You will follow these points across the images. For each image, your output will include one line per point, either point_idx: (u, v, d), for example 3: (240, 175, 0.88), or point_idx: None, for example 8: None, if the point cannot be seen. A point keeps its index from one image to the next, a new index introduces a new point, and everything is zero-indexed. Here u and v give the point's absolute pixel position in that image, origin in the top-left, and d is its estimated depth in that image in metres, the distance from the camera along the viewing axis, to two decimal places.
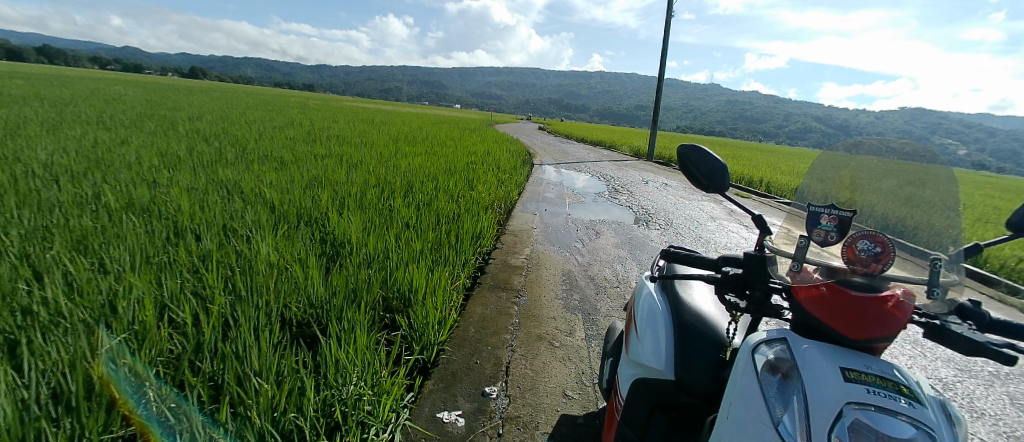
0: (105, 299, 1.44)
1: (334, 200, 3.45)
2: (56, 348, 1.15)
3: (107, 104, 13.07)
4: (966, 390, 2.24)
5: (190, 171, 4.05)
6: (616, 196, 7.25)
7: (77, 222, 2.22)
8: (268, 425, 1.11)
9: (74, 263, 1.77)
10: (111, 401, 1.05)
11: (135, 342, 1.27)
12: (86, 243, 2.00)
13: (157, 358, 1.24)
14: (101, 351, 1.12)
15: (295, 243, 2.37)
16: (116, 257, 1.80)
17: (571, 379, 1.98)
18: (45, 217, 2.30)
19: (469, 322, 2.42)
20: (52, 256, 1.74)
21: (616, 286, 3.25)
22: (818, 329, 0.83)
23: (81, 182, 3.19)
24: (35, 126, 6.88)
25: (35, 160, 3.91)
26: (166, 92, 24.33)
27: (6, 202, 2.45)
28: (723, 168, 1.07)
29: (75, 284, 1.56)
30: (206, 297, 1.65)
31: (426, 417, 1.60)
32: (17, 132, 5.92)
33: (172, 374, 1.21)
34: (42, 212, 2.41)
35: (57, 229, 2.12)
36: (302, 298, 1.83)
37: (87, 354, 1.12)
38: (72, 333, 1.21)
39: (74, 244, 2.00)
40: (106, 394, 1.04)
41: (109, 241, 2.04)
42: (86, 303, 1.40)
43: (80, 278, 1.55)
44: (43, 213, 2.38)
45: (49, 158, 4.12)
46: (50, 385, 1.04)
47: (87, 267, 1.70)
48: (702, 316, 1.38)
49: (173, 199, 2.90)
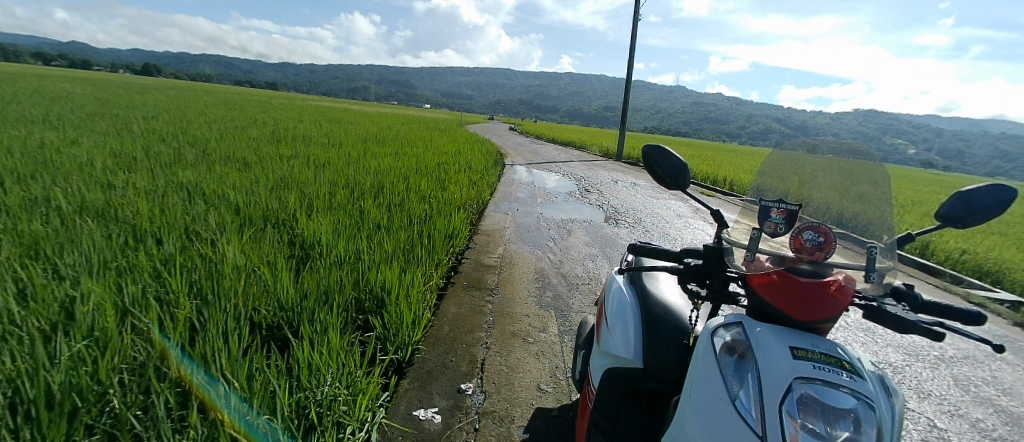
0: (61, 306, 1.37)
1: (302, 202, 3.37)
2: (10, 357, 1.09)
3: (47, 101, 12.24)
4: (913, 373, 2.45)
5: (147, 173, 3.84)
6: (587, 195, 7.42)
7: (26, 226, 2.09)
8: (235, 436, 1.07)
9: (24, 269, 1.68)
10: (73, 410, 1.01)
11: (97, 350, 1.22)
12: (38, 248, 1.89)
13: (122, 365, 1.20)
14: (61, 359, 1.08)
15: (263, 245, 2.31)
16: (71, 262, 1.71)
17: (546, 374, 2.03)
18: None
19: (443, 321, 2.43)
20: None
21: (588, 283, 3.35)
22: (770, 313, 0.90)
23: (28, 185, 2.99)
24: None
25: None
26: (112, 89, 22.81)
27: None
28: (685, 167, 1.13)
29: (27, 291, 1.48)
30: (170, 302, 1.60)
31: (403, 415, 1.60)
32: None
33: (137, 382, 1.18)
34: None
35: (3, 235, 1.99)
36: (271, 301, 1.80)
37: (43, 363, 1.06)
38: (27, 341, 1.16)
39: (24, 250, 1.88)
40: (68, 403, 0.99)
41: (63, 245, 1.93)
42: (40, 310, 1.33)
43: (33, 284, 1.47)
44: None
45: None
46: (6, 396, 0.99)
47: (41, 273, 1.61)
48: (667, 306, 1.46)
49: (130, 201, 2.75)
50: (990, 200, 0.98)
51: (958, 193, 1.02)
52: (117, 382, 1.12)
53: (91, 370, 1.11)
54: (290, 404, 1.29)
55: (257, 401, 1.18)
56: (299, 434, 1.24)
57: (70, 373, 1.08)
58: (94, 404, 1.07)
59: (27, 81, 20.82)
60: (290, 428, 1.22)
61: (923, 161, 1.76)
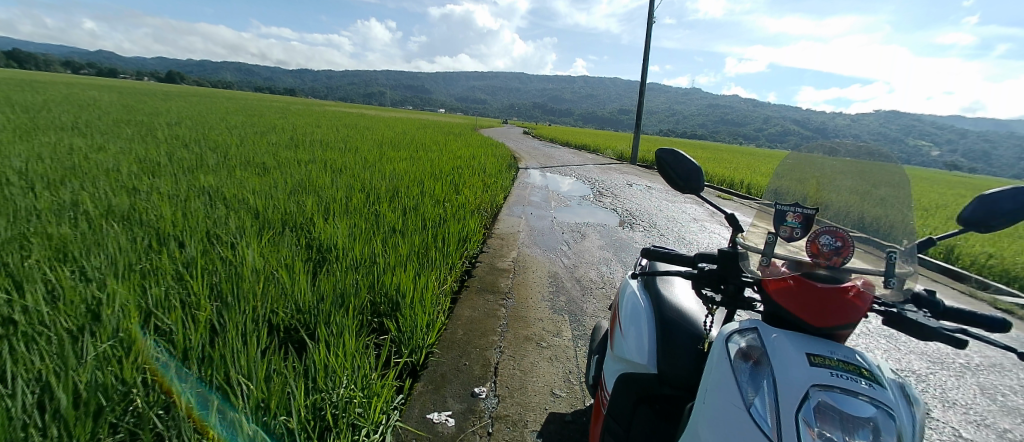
0: (88, 307, 1.43)
1: (319, 206, 3.44)
2: (40, 356, 1.15)
3: (78, 108, 12.76)
4: (938, 381, 2.36)
5: (170, 178, 3.97)
6: (601, 199, 7.37)
7: (56, 230, 2.19)
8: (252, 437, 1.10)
9: (55, 271, 1.76)
10: (98, 408, 1.06)
11: (121, 350, 1.27)
12: (66, 251, 1.97)
13: (144, 365, 1.26)
14: (87, 359, 1.14)
15: (281, 249, 2.37)
16: (98, 265, 1.79)
17: (560, 378, 2.03)
18: (21, 225, 2.27)
19: (457, 324, 2.44)
20: (30, 265, 1.72)
21: (602, 287, 3.32)
22: (786, 319, 0.89)
23: (59, 190, 3.12)
24: (4, 132, 6.66)
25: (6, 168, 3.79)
26: (139, 96, 23.67)
27: None
28: (698, 170, 1.12)
29: (57, 293, 1.55)
30: (191, 304, 1.66)
31: (417, 418, 1.62)
32: None
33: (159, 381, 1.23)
34: (17, 220, 2.36)
35: (35, 238, 2.09)
36: (289, 304, 1.85)
37: (70, 363, 1.11)
38: (56, 341, 1.22)
39: (54, 253, 1.97)
40: (94, 402, 1.04)
41: (89, 249, 2.02)
42: (69, 311, 1.40)
43: (62, 286, 1.54)
44: (19, 221, 2.33)
45: (21, 165, 4.00)
46: (35, 394, 1.05)
47: (69, 276, 1.68)
48: (682, 311, 1.45)
49: (154, 206, 2.85)
50: (1014, 204, 0.95)
51: (981, 196, 0.98)
52: (140, 382, 1.17)
53: (115, 370, 1.17)
54: (307, 406, 1.32)
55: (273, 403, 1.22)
56: (314, 434, 1.26)
57: (96, 373, 1.13)
58: (117, 403, 1.12)
59: (60, 90, 21.73)
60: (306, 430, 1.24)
61: (948, 163, 1.70)
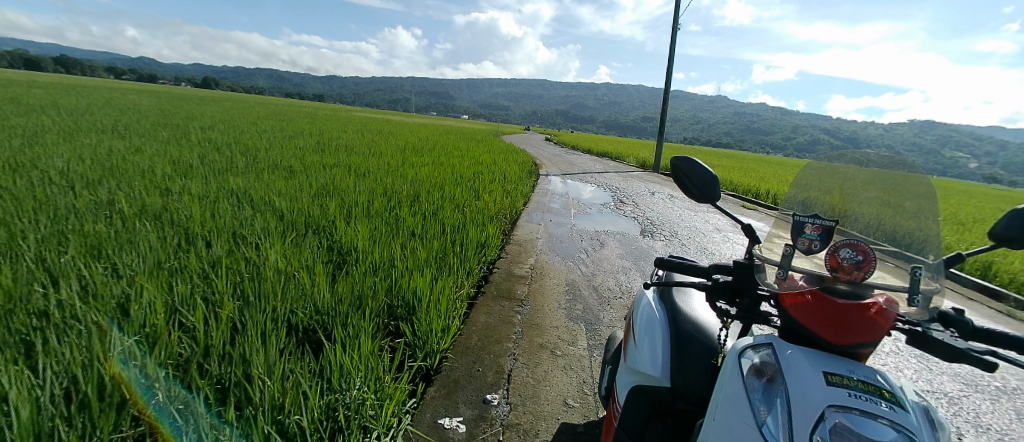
0: (118, 302, 1.51)
1: (341, 209, 3.52)
2: (70, 348, 1.22)
3: (122, 112, 13.50)
4: (972, 405, 2.21)
5: (201, 179, 4.14)
6: (622, 207, 7.29)
7: (93, 228, 2.32)
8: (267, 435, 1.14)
9: (89, 267, 1.86)
10: (122, 401, 1.12)
11: (147, 345, 1.34)
12: (101, 248, 2.08)
13: (168, 360, 1.32)
14: (114, 352, 1.20)
15: (303, 250, 2.43)
16: (129, 263, 1.88)
17: (573, 388, 2.00)
18: (62, 223, 2.41)
19: (472, 330, 2.45)
20: (68, 261, 1.83)
21: (619, 297, 3.27)
22: (803, 335, 0.86)
23: (98, 189, 3.30)
24: (54, 134, 7.09)
25: (52, 168, 4.04)
26: (178, 101, 24.87)
27: (23, 209, 2.55)
28: (714, 179, 1.10)
29: (90, 288, 1.64)
30: (215, 302, 1.73)
31: (428, 423, 1.63)
32: (38, 141, 6.11)
33: (181, 376, 1.29)
34: (58, 218, 2.51)
35: (73, 235, 2.21)
36: (308, 305, 1.89)
37: (98, 356, 1.18)
38: (88, 334, 1.29)
39: (90, 249, 2.08)
40: (118, 395, 1.10)
41: (122, 247, 2.12)
42: (100, 306, 1.48)
43: (95, 281, 1.63)
44: (60, 219, 2.48)
45: (65, 166, 4.25)
46: (64, 385, 1.11)
47: (101, 272, 1.78)
48: (698, 323, 1.41)
49: (184, 206, 2.98)
50: None
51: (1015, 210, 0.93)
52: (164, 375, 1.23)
53: (140, 363, 1.23)
54: (321, 406, 1.35)
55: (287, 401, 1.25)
56: (326, 435, 1.29)
57: (121, 365, 1.19)
58: None
59: (107, 95, 23.05)
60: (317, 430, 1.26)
61: (987, 175, 1.61)
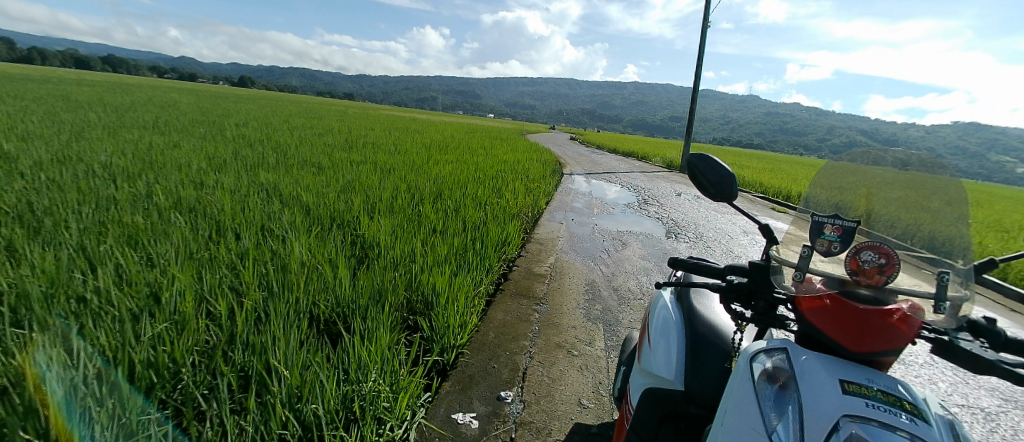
0: (151, 290, 1.60)
1: (366, 205, 3.60)
2: (105, 333, 1.30)
3: (164, 110, 14.22)
4: (1012, 422, 2.07)
5: (234, 174, 4.32)
6: (645, 208, 7.17)
7: (131, 219, 2.45)
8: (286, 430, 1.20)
9: (127, 256, 1.98)
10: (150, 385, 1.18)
11: (175, 332, 1.41)
12: (137, 238, 2.21)
13: (194, 346, 1.39)
14: (145, 338, 1.27)
15: (327, 244, 2.51)
16: (163, 253, 1.99)
17: (588, 388, 1.99)
18: (103, 213, 2.57)
19: (490, 327, 2.46)
20: (106, 250, 1.95)
21: (640, 298, 3.22)
22: (820, 341, 0.82)
23: (137, 182, 3.49)
24: (100, 130, 7.50)
25: (97, 161, 4.29)
26: (214, 99, 25.97)
27: (69, 200, 2.73)
28: (731, 177, 1.06)
29: (125, 276, 1.74)
30: (242, 292, 1.81)
31: (442, 417, 1.65)
32: (86, 136, 6.50)
33: (206, 363, 1.35)
34: (100, 209, 2.66)
35: (114, 225, 2.35)
36: (330, 297, 1.95)
37: (130, 341, 1.25)
38: (121, 320, 1.36)
39: (128, 238, 2.22)
40: (146, 379, 1.17)
41: (157, 237, 2.25)
42: (135, 293, 1.57)
43: (130, 270, 1.74)
44: (103, 210, 2.64)
45: (109, 159, 4.51)
46: None
47: (137, 260, 1.89)
48: (715, 326, 1.37)
49: (217, 200, 3.11)
50: None
51: None
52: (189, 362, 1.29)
53: (168, 349, 1.30)
54: (338, 396, 1.37)
55: (305, 391, 1.30)
56: (342, 425, 1.32)
57: (150, 351, 1.26)
58: (168, 380, 1.24)
59: (150, 94, 24.27)
60: (332, 421, 1.29)
61: None
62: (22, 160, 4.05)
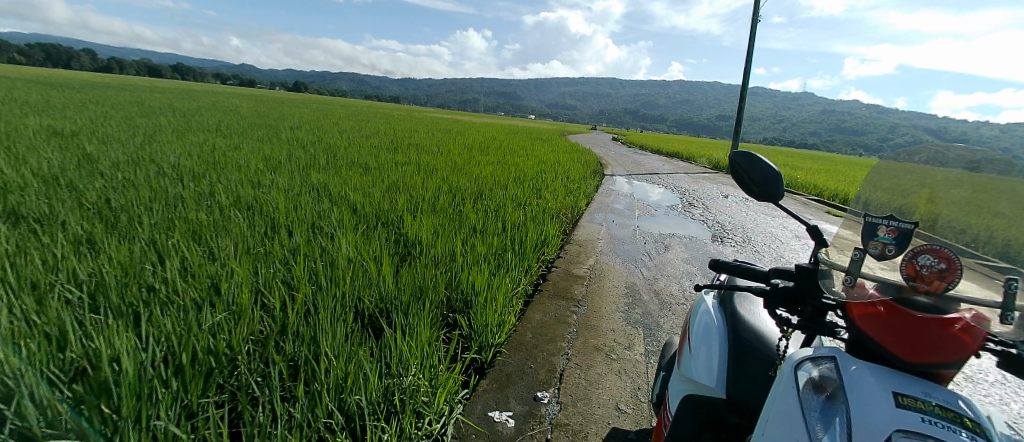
0: (211, 282, 1.80)
1: (410, 204, 3.76)
2: (170, 321, 1.46)
3: (229, 115, 15.47)
4: None
5: (288, 175, 4.64)
6: (689, 210, 6.91)
7: (195, 216, 2.72)
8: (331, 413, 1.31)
9: (191, 250, 2.21)
10: (209, 370, 1.32)
11: (232, 321, 1.57)
12: (200, 233, 2.45)
13: (249, 336, 1.54)
14: (205, 327, 1.43)
15: (372, 242, 2.65)
16: (222, 247, 2.21)
17: (626, 393, 1.97)
18: (171, 211, 2.85)
19: (528, 327, 2.50)
20: (172, 244, 2.19)
21: (682, 303, 3.14)
22: (872, 350, 0.79)
23: (201, 182, 3.84)
24: (169, 133, 8.23)
25: (165, 162, 4.75)
26: (274, 104, 27.91)
27: (141, 198, 3.06)
28: (777, 176, 1.04)
29: (189, 268, 1.95)
30: (293, 286, 1.97)
31: (479, 414, 1.70)
32: (156, 139, 7.16)
33: (258, 352, 1.49)
34: (169, 207, 2.96)
35: (179, 222, 2.61)
36: (374, 292, 2.07)
37: (191, 329, 1.40)
38: (186, 310, 1.54)
39: (192, 233, 2.48)
40: (205, 364, 1.31)
41: (217, 232, 2.49)
42: (197, 284, 1.77)
43: (193, 262, 1.95)
44: (172, 207, 2.96)
45: (176, 161, 4.97)
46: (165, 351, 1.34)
47: (199, 254, 2.11)
48: (760, 334, 1.32)
49: (272, 199, 3.36)
50: None
51: None
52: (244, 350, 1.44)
53: (226, 338, 1.44)
54: (381, 389, 1.46)
55: (348, 383, 1.40)
56: (383, 417, 1.40)
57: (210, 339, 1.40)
58: (226, 367, 1.39)
59: (218, 100, 26.43)
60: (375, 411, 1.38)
61: None
62: (103, 162, 4.55)
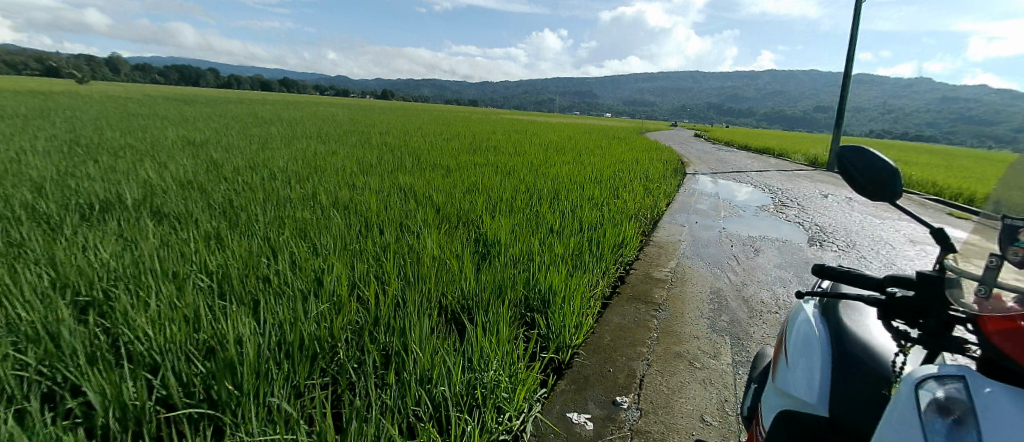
0: (315, 275, 2.16)
1: (489, 204, 3.95)
2: (282, 309, 1.78)
3: (329, 124, 17.38)
4: None
5: (379, 177, 5.14)
6: (787, 211, 6.25)
7: (300, 215, 3.16)
8: (414, 395, 1.49)
9: (298, 246, 2.59)
10: (313, 355, 1.59)
11: (334, 311, 1.88)
12: (305, 230, 2.87)
13: (348, 325, 1.81)
14: (310, 315, 1.72)
15: (455, 241, 2.85)
16: (324, 244, 2.58)
17: (712, 405, 1.88)
18: (282, 211, 3.35)
19: (606, 329, 2.51)
20: (282, 241, 2.60)
21: (774, 312, 2.89)
22: (1009, 369, 0.70)
23: (306, 184, 4.43)
24: (277, 141, 9.48)
25: (277, 167, 5.53)
26: (367, 112, 30.74)
27: (258, 200, 3.64)
28: (896, 173, 0.95)
29: (297, 262, 2.32)
30: (384, 280, 2.23)
31: (557, 414, 1.76)
32: (267, 147, 8.30)
33: (354, 340, 1.74)
34: (280, 207, 3.48)
35: (288, 221, 3.05)
36: (457, 289, 2.24)
37: (298, 318, 1.69)
38: (295, 301, 1.85)
39: (300, 230, 2.90)
40: (309, 349, 1.57)
41: (318, 230, 2.89)
42: (304, 276, 2.13)
43: (300, 258, 2.31)
44: (284, 207, 3.47)
45: (285, 166, 5.75)
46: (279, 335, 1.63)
47: (305, 249, 2.48)
48: (872, 350, 1.19)
49: (364, 200, 3.77)
50: None
51: None
52: (343, 338, 1.69)
53: (328, 326, 1.72)
54: (463, 383, 1.60)
55: (432, 374, 1.55)
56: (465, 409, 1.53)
57: (315, 327, 1.68)
58: (328, 352, 1.65)
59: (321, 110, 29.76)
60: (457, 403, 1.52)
61: None
62: (230, 168, 5.42)
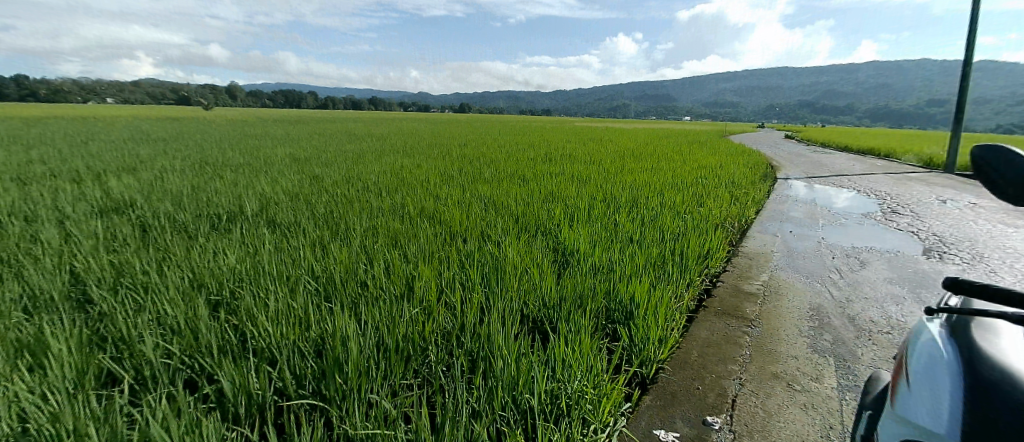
0: (406, 281, 2.42)
1: (565, 213, 4.04)
2: (380, 311, 2.05)
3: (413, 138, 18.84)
4: None
5: (459, 188, 5.51)
6: (909, 219, 5.42)
7: (394, 225, 3.54)
8: (498, 397, 1.61)
9: (389, 253, 2.91)
10: (408, 355, 1.80)
11: (424, 315, 2.12)
12: (397, 239, 3.21)
13: (436, 330, 2.00)
14: (403, 318, 1.96)
15: (533, 250, 2.97)
16: (413, 252, 2.86)
17: (817, 432, 1.72)
18: (379, 220, 3.78)
19: (693, 345, 2.42)
20: (375, 249, 2.94)
21: (889, 332, 2.55)
22: None
23: (397, 196, 4.91)
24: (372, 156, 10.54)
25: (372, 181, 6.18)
26: (446, 126, 32.69)
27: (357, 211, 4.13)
28: None
29: (390, 269, 2.61)
30: (469, 287, 2.42)
31: (643, 431, 1.73)
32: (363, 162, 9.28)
33: (443, 344, 1.93)
34: (377, 217, 3.92)
35: (382, 230, 3.43)
36: (539, 298, 2.34)
37: (394, 321, 1.92)
38: (392, 304, 2.11)
39: (393, 239, 3.25)
40: (404, 349, 1.79)
41: (408, 239, 3.21)
42: (398, 281, 2.40)
43: (392, 265, 2.61)
44: (380, 217, 3.91)
45: (378, 179, 6.40)
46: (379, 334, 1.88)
47: (398, 257, 2.78)
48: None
49: (448, 209, 4.09)
50: None
51: None
52: (432, 341, 1.90)
53: (421, 330, 1.95)
54: (547, 391, 1.68)
55: (519, 382, 1.65)
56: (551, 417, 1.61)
57: (409, 329, 1.90)
58: (420, 354, 1.86)
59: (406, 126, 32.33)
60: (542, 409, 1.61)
61: None
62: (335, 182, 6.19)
